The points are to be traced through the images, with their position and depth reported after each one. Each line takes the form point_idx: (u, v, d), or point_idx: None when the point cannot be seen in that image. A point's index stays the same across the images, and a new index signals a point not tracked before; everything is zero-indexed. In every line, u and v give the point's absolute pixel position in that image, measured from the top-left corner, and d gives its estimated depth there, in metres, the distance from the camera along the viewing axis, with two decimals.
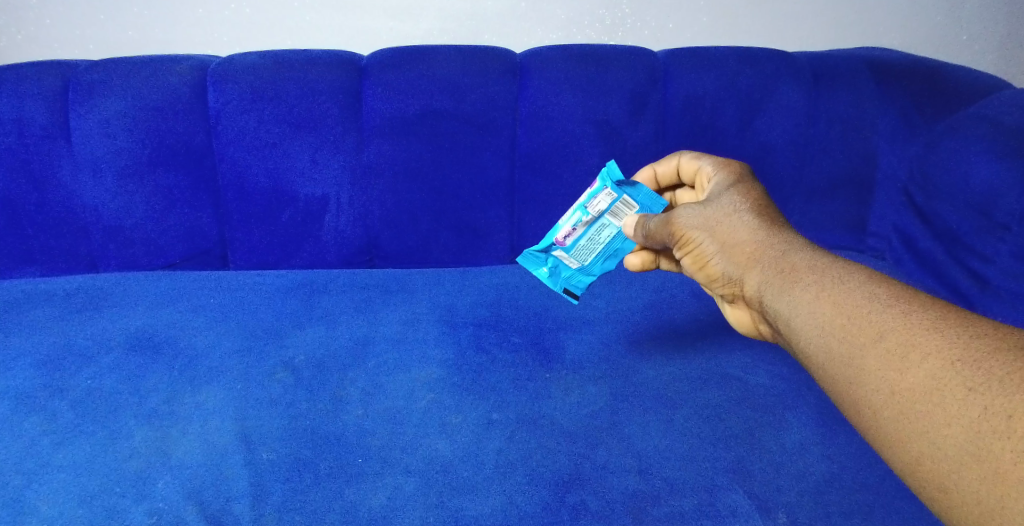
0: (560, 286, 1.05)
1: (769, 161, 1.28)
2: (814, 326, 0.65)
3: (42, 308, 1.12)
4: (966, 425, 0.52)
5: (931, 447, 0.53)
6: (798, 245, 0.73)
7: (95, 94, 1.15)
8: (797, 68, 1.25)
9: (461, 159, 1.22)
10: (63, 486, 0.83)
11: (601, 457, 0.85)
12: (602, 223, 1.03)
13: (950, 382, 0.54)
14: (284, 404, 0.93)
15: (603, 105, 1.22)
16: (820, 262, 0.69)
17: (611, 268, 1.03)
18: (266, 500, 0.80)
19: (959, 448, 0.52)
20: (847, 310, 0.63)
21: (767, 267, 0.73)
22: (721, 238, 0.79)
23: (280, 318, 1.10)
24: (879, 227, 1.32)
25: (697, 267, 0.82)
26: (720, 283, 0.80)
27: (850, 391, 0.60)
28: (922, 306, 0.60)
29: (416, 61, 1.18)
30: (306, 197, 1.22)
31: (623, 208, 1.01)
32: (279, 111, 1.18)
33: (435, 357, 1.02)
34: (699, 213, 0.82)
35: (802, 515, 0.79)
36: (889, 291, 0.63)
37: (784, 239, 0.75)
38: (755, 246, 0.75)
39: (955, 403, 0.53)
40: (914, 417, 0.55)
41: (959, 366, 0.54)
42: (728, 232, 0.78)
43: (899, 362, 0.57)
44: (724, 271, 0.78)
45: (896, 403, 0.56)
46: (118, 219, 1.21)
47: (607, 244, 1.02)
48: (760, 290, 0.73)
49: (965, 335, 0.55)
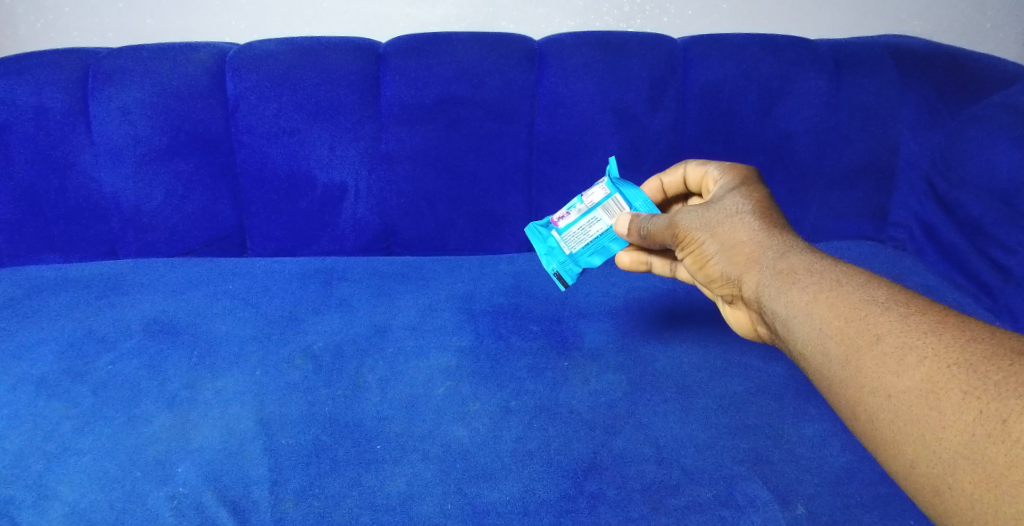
0: (552, 269, 1.02)
1: (790, 149, 1.26)
2: (812, 329, 0.64)
3: (64, 294, 1.13)
4: (961, 429, 0.52)
5: (925, 448, 0.54)
6: (798, 248, 0.73)
7: (115, 81, 1.16)
8: (819, 55, 1.23)
9: (479, 147, 1.22)
10: (84, 470, 0.83)
11: (619, 446, 0.85)
12: (593, 217, 0.97)
13: (946, 385, 0.54)
14: (302, 390, 0.94)
15: (622, 93, 1.21)
16: (819, 265, 0.69)
17: (597, 263, 0.99)
18: (285, 486, 0.81)
19: (954, 451, 0.52)
20: (844, 313, 0.63)
21: (765, 268, 0.72)
22: (722, 240, 0.77)
23: (298, 304, 1.10)
24: (900, 217, 1.30)
25: (697, 267, 0.81)
26: (720, 284, 0.79)
27: (848, 393, 0.60)
28: (919, 310, 0.60)
29: (433, 47, 1.18)
30: (324, 184, 1.22)
31: (614, 207, 0.95)
32: (298, 99, 1.18)
33: (453, 344, 1.01)
34: (701, 215, 0.80)
35: (821, 505, 0.79)
36: (886, 294, 0.63)
37: (785, 241, 0.74)
38: (755, 248, 0.75)
39: (950, 406, 0.53)
40: (910, 420, 0.55)
41: (956, 370, 0.54)
42: (729, 233, 0.77)
43: (896, 365, 0.58)
44: (724, 272, 0.77)
45: (892, 406, 0.57)
46: (138, 205, 1.22)
47: (596, 239, 0.97)
48: (758, 291, 0.73)
49: (961, 339, 0.56)
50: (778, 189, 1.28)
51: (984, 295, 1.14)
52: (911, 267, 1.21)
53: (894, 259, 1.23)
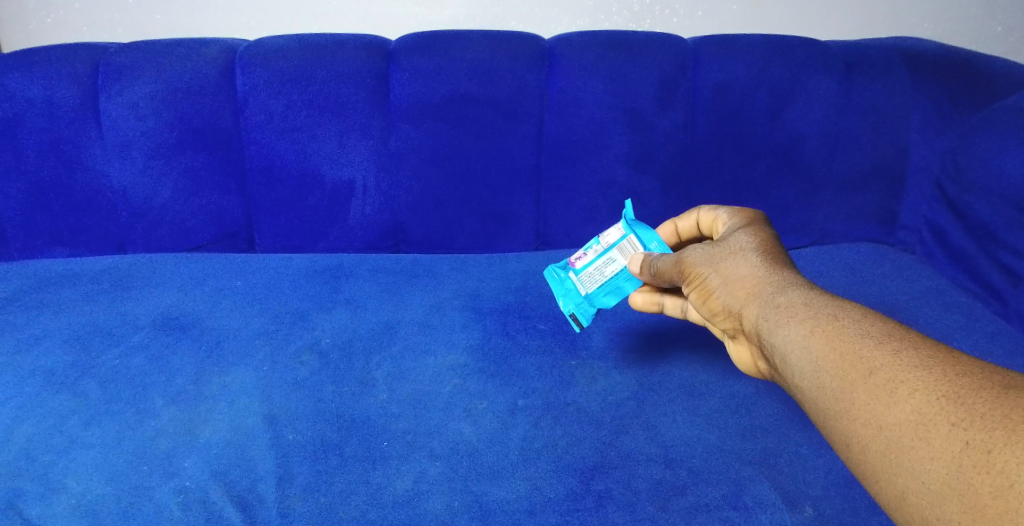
0: (567, 310, 0.99)
1: (799, 151, 1.26)
2: (808, 361, 0.64)
3: (73, 287, 1.13)
4: (948, 460, 0.53)
5: (914, 479, 0.54)
6: (798, 282, 0.72)
7: (125, 76, 1.16)
8: (830, 58, 1.23)
9: (488, 145, 1.22)
10: (92, 463, 0.84)
11: (627, 446, 0.85)
12: (609, 257, 0.96)
13: (935, 418, 0.55)
14: (310, 386, 0.94)
15: (632, 92, 1.20)
16: (817, 298, 0.69)
17: (611, 305, 0.96)
18: (291, 482, 0.81)
19: (942, 482, 0.53)
20: (840, 347, 0.63)
21: (764, 301, 0.72)
22: (724, 274, 0.77)
23: (306, 300, 1.10)
24: (909, 220, 1.30)
25: (700, 301, 0.81)
26: (721, 317, 0.79)
27: (840, 425, 0.60)
28: (912, 344, 0.60)
29: (443, 46, 1.18)
30: (333, 181, 1.22)
31: (629, 247, 0.94)
32: (307, 96, 1.18)
33: (461, 341, 1.01)
34: (706, 250, 0.80)
35: (828, 508, 0.78)
36: (881, 329, 0.63)
37: (785, 275, 0.74)
38: (756, 281, 0.74)
39: (938, 438, 0.54)
40: (900, 451, 0.56)
41: (945, 402, 0.55)
42: (732, 267, 0.77)
43: (887, 397, 0.58)
44: (725, 305, 0.76)
45: (884, 437, 0.57)
46: (146, 200, 1.22)
47: (610, 279, 0.95)
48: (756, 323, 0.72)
49: (951, 373, 0.56)
50: (787, 191, 1.28)
51: (994, 299, 1.14)
52: (920, 271, 1.21)
53: (903, 263, 1.23)
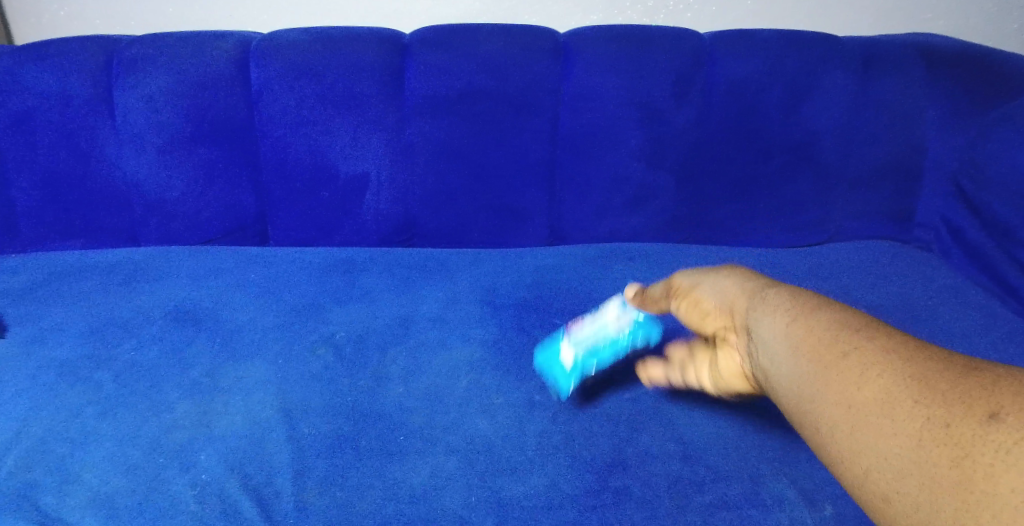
0: (542, 364, 0.92)
1: (815, 147, 1.25)
2: (784, 350, 0.63)
3: (87, 280, 1.13)
4: (912, 436, 0.52)
5: (882, 461, 0.53)
6: (772, 282, 0.73)
7: (139, 69, 1.16)
8: (848, 53, 1.22)
9: (502, 140, 1.21)
10: (107, 455, 0.84)
11: (644, 443, 0.84)
12: (600, 320, 0.91)
13: (899, 396, 0.54)
14: (324, 380, 0.93)
15: (648, 88, 1.20)
16: (788, 293, 0.69)
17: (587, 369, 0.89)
18: (307, 476, 0.81)
19: (907, 459, 0.52)
20: (809, 335, 0.63)
21: (740, 300, 0.72)
22: (705, 283, 0.78)
23: (320, 294, 1.10)
24: (926, 217, 1.29)
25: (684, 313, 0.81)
26: (703, 326, 0.78)
27: (810, 410, 0.59)
28: (877, 330, 0.60)
29: (457, 39, 1.17)
30: (346, 175, 1.22)
31: (622, 315, 0.91)
32: (321, 89, 1.18)
33: (476, 336, 1.01)
34: (691, 269, 0.82)
35: (847, 506, 0.78)
36: (849, 317, 0.63)
37: (759, 278, 0.74)
38: (733, 285, 0.75)
39: (902, 415, 0.53)
40: (864, 430, 0.55)
41: (909, 382, 0.54)
42: (713, 278, 0.78)
43: (854, 379, 0.57)
44: (709, 308, 0.76)
45: (854, 420, 0.55)
46: (159, 194, 1.22)
47: (595, 341, 0.90)
48: (733, 323, 0.72)
49: (916, 355, 0.56)
50: (803, 188, 1.27)
51: None
52: (937, 269, 1.20)
53: (920, 261, 1.22)
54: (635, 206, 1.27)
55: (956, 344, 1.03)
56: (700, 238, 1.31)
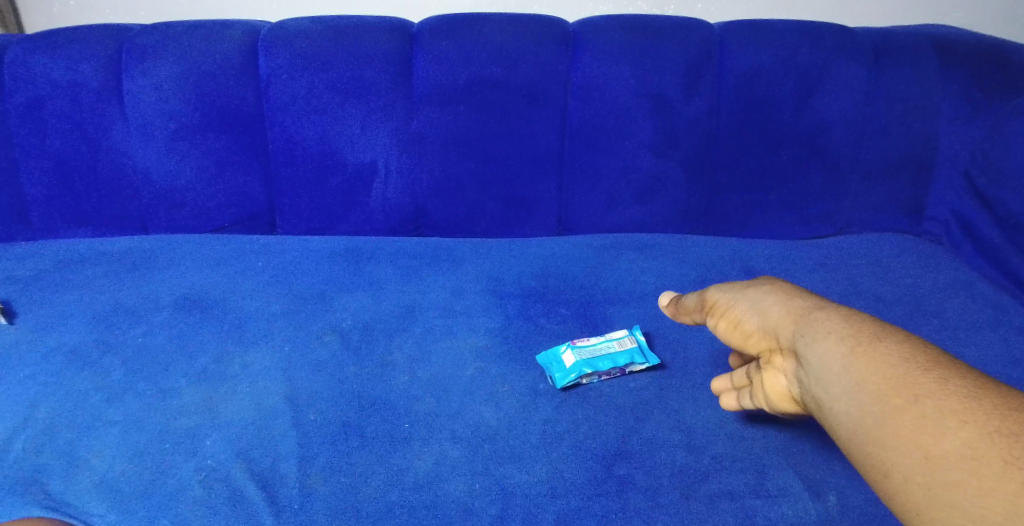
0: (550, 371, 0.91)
1: (826, 139, 1.24)
2: (849, 385, 0.68)
3: (95, 268, 1.14)
4: (998, 496, 0.55)
5: (965, 514, 0.56)
6: (835, 307, 0.77)
7: (148, 58, 1.16)
8: (860, 44, 1.21)
9: (511, 130, 1.21)
10: (114, 440, 0.84)
11: (649, 432, 0.84)
12: (608, 343, 0.94)
13: (984, 452, 0.58)
14: (331, 367, 0.94)
15: (657, 78, 1.19)
16: (856, 323, 0.73)
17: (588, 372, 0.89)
18: (312, 462, 0.81)
19: (992, 519, 0.55)
20: (883, 372, 0.66)
21: (800, 324, 0.76)
22: (756, 302, 0.83)
23: (327, 282, 1.10)
24: (937, 211, 1.28)
25: (731, 331, 0.85)
26: (753, 345, 0.83)
27: (880, 452, 0.63)
28: (956, 374, 0.64)
29: (466, 29, 1.17)
30: (354, 164, 1.22)
31: (627, 342, 0.95)
32: (330, 78, 1.18)
33: (482, 325, 1.01)
34: (738, 287, 0.87)
35: (853, 498, 0.77)
36: (924, 356, 0.67)
37: (817, 302, 0.79)
38: (790, 309, 0.79)
39: (988, 473, 0.57)
40: (943, 481, 0.58)
41: (993, 437, 0.58)
42: (762, 297, 0.83)
43: (934, 428, 0.61)
44: (757, 329, 0.82)
45: (929, 470, 0.59)
46: (168, 182, 1.22)
47: (600, 356, 0.92)
48: (791, 344, 0.76)
49: (999, 406, 0.60)
50: (813, 180, 1.26)
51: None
52: (948, 262, 1.19)
53: (931, 254, 1.21)
54: (643, 197, 1.26)
55: (966, 338, 1.02)
56: (709, 230, 1.30)
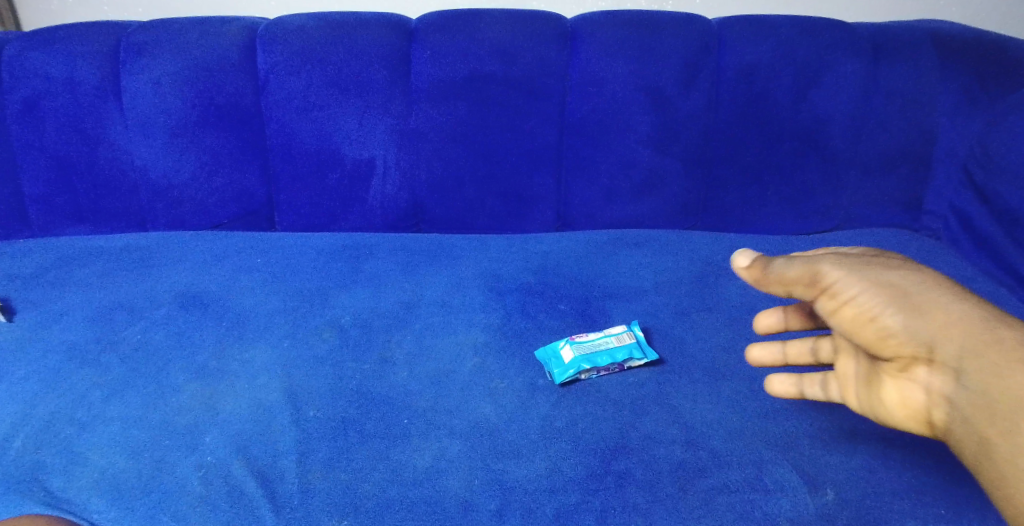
0: (549, 366, 0.92)
1: (825, 134, 1.24)
2: None
3: (94, 265, 1.14)
4: None
5: None
6: (993, 314, 0.67)
7: (146, 54, 1.16)
8: (858, 39, 1.21)
9: (509, 126, 1.21)
10: (114, 437, 0.84)
11: (647, 427, 0.84)
12: (606, 338, 0.94)
13: None
14: (331, 363, 0.94)
15: (656, 73, 1.19)
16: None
17: (586, 368, 0.90)
18: (312, 458, 0.81)
19: None
20: None
21: (967, 339, 0.65)
22: (903, 297, 0.68)
23: (326, 278, 1.10)
24: (935, 205, 1.28)
25: (859, 324, 0.71)
26: (893, 349, 0.69)
27: None
28: None
29: (465, 24, 1.17)
30: (353, 160, 1.22)
31: (625, 337, 0.95)
32: (328, 74, 1.17)
33: (481, 321, 1.01)
34: (869, 271, 0.71)
35: (851, 492, 0.78)
36: None
37: (974, 306, 0.67)
38: (953, 316, 0.66)
39: None
40: None
41: None
42: (910, 290, 0.69)
43: None
44: (907, 333, 0.67)
45: None
46: (167, 179, 1.22)
47: (598, 351, 0.92)
48: (956, 363, 0.65)
49: None
50: (811, 175, 1.26)
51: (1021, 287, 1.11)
52: (946, 257, 1.19)
53: (928, 249, 1.21)
54: (641, 193, 1.26)
55: None
56: (707, 225, 1.30)
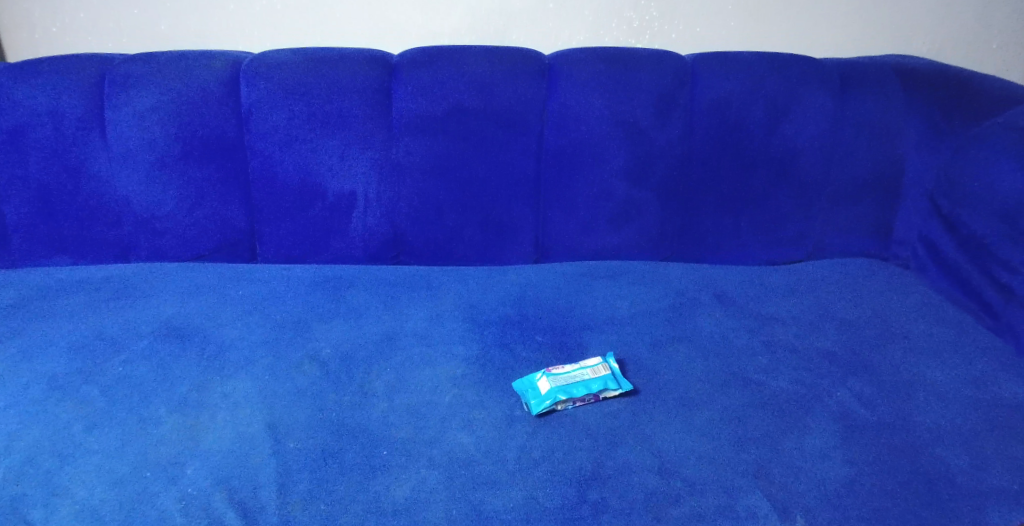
0: (528, 397, 0.93)
1: (795, 166, 1.28)
2: None
3: (75, 297, 1.15)
4: None
5: None
6: None
7: (130, 88, 1.18)
8: (826, 74, 1.25)
9: (489, 159, 1.24)
10: (95, 469, 0.85)
11: (622, 456, 0.86)
12: (582, 370, 0.96)
13: None
14: (312, 395, 0.95)
15: (631, 107, 1.22)
16: None
17: (564, 400, 0.91)
18: (292, 489, 0.82)
19: None
20: None
21: None
22: None
23: (308, 310, 1.12)
24: (904, 234, 1.31)
25: None
26: None
27: None
28: None
29: (445, 61, 1.20)
30: (335, 193, 1.24)
31: (600, 369, 0.97)
32: (311, 108, 1.20)
33: (460, 353, 1.03)
34: None
35: (819, 519, 0.80)
36: None
37: None
38: None
39: None
40: None
41: None
42: None
43: None
44: None
45: None
46: (149, 210, 1.23)
47: (575, 383, 0.94)
48: None
49: None
50: (783, 205, 1.30)
51: (986, 314, 1.15)
52: (914, 285, 1.22)
53: (896, 277, 1.24)
54: (618, 223, 1.29)
55: (930, 359, 1.04)
56: (683, 255, 1.33)
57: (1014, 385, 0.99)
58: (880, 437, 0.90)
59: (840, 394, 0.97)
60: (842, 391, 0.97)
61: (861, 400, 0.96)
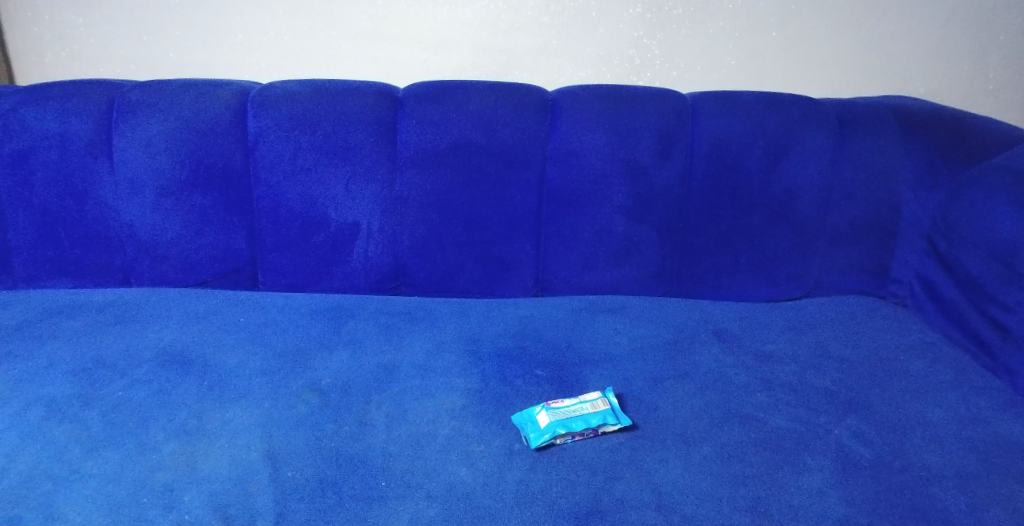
0: (528, 430, 0.94)
1: (793, 205, 1.29)
2: None
3: (77, 321, 1.15)
4: None
5: None
6: None
7: (139, 114, 1.20)
8: (823, 116, 1.28)
9: (491, 192, 1.25)
10: (93, 493, 0.85)
11: (620, 492, 0.86)
12: (581, 404, 0.97)
13: None
14: (311, 425, 0.95)
15: (632, 144, 1.24)
16: None
17: (563, 432, 0.92)
18: (290, 519, 0.82)
19: None
20: None
21: None
22: None
23: (309, 340, 1.12)
24: (902, 273, 1.32)
25: None
26: None
27: None
28: None
29: (451, 96, 1.22)
30: (338, 223, 1.25)
31: (599, 403, 0.97)
32: (317, 140, 1.22)
33: (459, 385, 1.03)
34: None
35: None
36: None
37: None
38: None
39: None
40: None
41: None
42: None
43: None
44: None
45: None
46: (153, 236, 1.24)
47: (575, 416, 0.94)
48: None
49: None
50: (781, 243, 1.31)
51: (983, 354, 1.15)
52: (912, 325, 1.23)
53: (894, 317, 1.25)
54: (619, 258, 1.30)
55: (928, 399, 1.05)
56: (682, 292, 1.34)
57: (1011, 425, 1.00)
58: (879, 477, 0.90)
59: (839, 433, 0.97)
60: (840, 430, 0.97)
61: (859, 439, 0.96)
